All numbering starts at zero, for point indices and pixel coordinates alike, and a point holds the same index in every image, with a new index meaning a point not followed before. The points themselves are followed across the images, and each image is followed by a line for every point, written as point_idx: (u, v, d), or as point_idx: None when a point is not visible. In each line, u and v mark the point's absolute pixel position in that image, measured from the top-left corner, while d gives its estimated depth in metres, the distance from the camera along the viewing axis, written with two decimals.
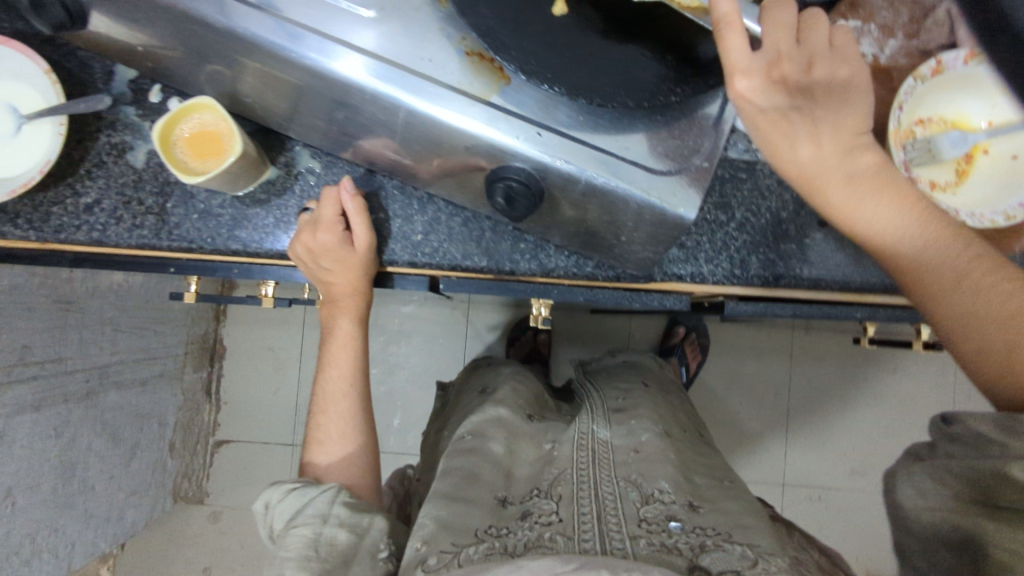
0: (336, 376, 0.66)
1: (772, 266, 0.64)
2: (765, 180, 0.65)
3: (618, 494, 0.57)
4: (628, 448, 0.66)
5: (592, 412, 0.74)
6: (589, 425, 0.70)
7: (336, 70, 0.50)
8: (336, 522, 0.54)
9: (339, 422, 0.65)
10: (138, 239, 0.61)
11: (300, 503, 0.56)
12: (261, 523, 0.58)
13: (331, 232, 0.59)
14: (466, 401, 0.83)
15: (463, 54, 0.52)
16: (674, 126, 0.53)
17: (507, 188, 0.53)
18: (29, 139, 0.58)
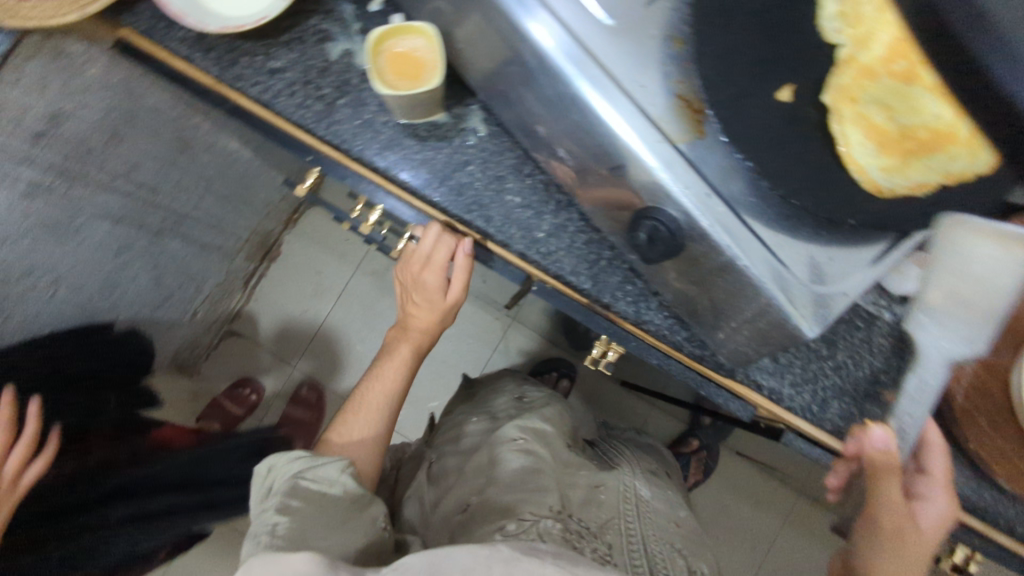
0: (378, 389, 0.75)
1: (848, 420, 0.63)
2: (879, 339, 0.64)
3: (665, 558, 0.67)
4: (661, 517, 0.74)
5: (636, 468, 0.82)
6: (633, 482, 0.77)
7: (529, 31, 0.51)
8: (343, 488, 0.60)
9: (366, 421, 0.73)
10: (299, 119, 0.64)
11: (307, 467, 0.60)
12: (259, 482, 0.61)
13: (435, 274, 0.68)
14: (502, 402, 0.87)
15: (674, 95, 0.51)
16: (834, 246, 0.53)
17: (653, 228, 0.54)
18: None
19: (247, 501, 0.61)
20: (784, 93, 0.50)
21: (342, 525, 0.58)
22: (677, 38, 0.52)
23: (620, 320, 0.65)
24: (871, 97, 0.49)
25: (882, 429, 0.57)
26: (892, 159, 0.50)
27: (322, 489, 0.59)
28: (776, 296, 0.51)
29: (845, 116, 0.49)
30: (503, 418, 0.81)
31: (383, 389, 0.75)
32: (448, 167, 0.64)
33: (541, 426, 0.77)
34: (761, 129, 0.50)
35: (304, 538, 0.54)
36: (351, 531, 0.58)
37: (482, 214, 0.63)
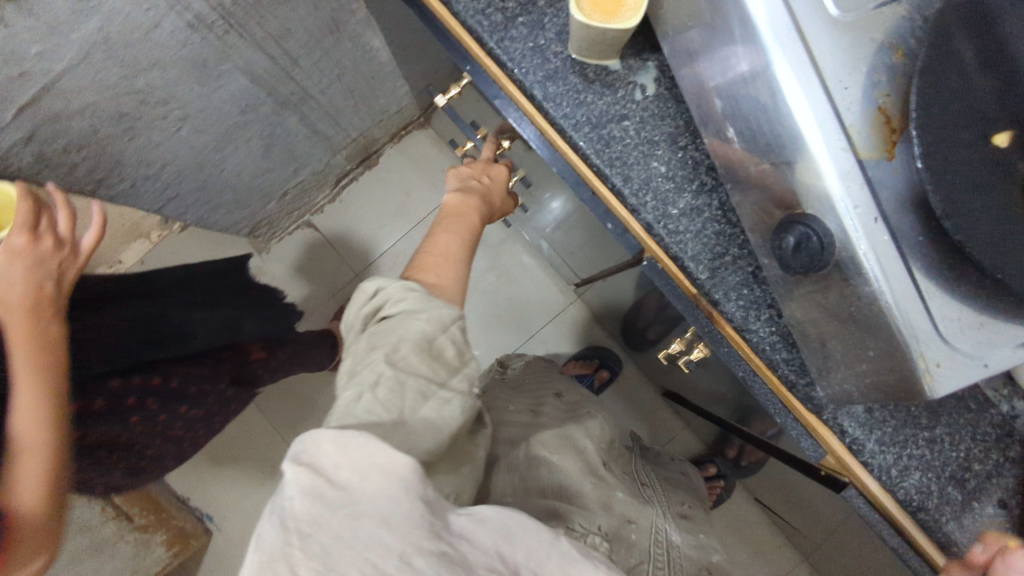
0: (451, 242, 0.67)
1: (924, 497, 0.59)
2: (985, 428, 0.60)
3: None
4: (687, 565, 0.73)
5: (667, 507, 0.81)
6: (665, 523, 0.76)
7: None
8: (450, 338, 0.54)
9: (441, 263, 0.64)
10: (474, 24, 0.62)
11: (416, 307, 0.55)
12: (365, 300, 0.58)
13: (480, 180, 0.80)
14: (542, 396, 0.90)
15: (875, 107, 0.49)
16: (987, 312, 0.49)
17: (802, 236, 0.51)
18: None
19: (354, 321, 0.59)
20: (1000, 138, 0.47)
21: (441, 388, 0.50)
22: (900, 48, 0.50)
23: (722, 322, 0.63)
24: None
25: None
26: None
27: (433, 330, 0.53)
28: (912, 347, 0.49)
29: None
30: (547, 418, 0.81)
31: (460, 242, 0.68)
32: (605, 116, 0.62)
33: (580, 440, 0.77)
34: (961, 164, 0.46)
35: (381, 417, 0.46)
36: (452, 395, 0.50)
37: (623, 172, 0.61)
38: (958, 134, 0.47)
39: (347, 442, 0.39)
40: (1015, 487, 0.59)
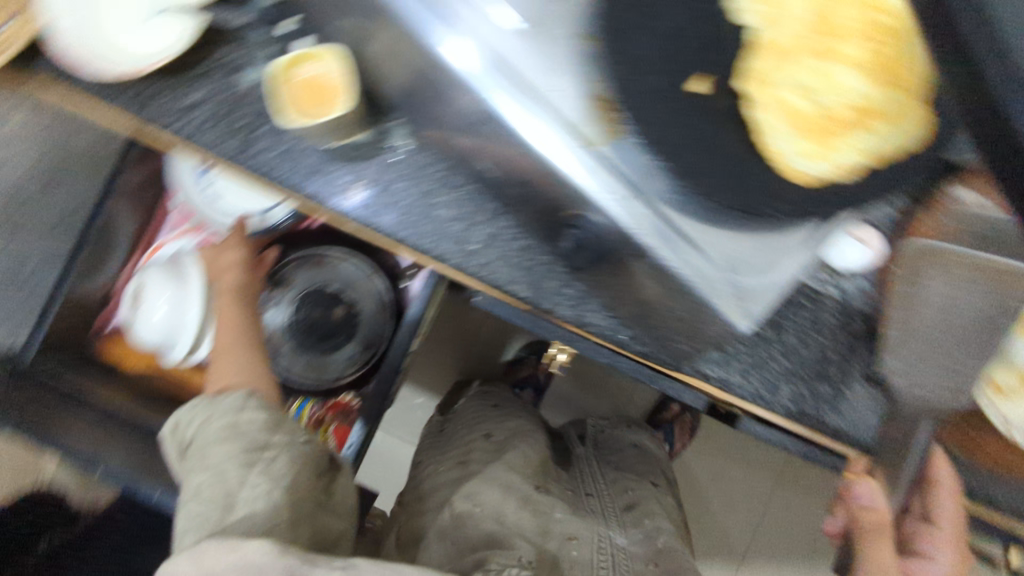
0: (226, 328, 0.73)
1: (801, 401, 0.63)
2: (828, 317, 0.63)
3: None
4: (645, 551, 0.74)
5: (608, 511, 0.81)
6: (608, 530, 0.76)
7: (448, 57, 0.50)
8: (252, 408, 0.62)
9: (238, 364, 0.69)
10: (222, 152, 0.61)
11: (202, 413, 0.63)
12: (170, 440, 0.65)
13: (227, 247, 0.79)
14: (470, 439, 0.89)
15: (587, 96, 0.49)
16: (759, 236, 0.51)
17: (577, 235, 0.55)
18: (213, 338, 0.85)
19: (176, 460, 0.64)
20: (699, 85, 0.49)
21: (265, 452, 0.58)
22: (588, 35, 0.49)
23: (565, 323, 0.64)
24: (788, 77, 0.48)
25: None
26: (812, 145, 0.48)
27: (228, 417, 0.61)
28: (709, 296, 0.52)
29: (765, 93, 0.48)
30: (474, 460, 0.82)
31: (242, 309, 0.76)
32: (378, 185, 0.62)
33: (502, 474, 0.76)
34: (681, 121, 0.49)
35: (278, 422, 0.62)
36: (274, 452, 0.58)
37: (416, 230, 0.63)
38: (665, 94, 0.49)
39: (201, 557, 0.46)
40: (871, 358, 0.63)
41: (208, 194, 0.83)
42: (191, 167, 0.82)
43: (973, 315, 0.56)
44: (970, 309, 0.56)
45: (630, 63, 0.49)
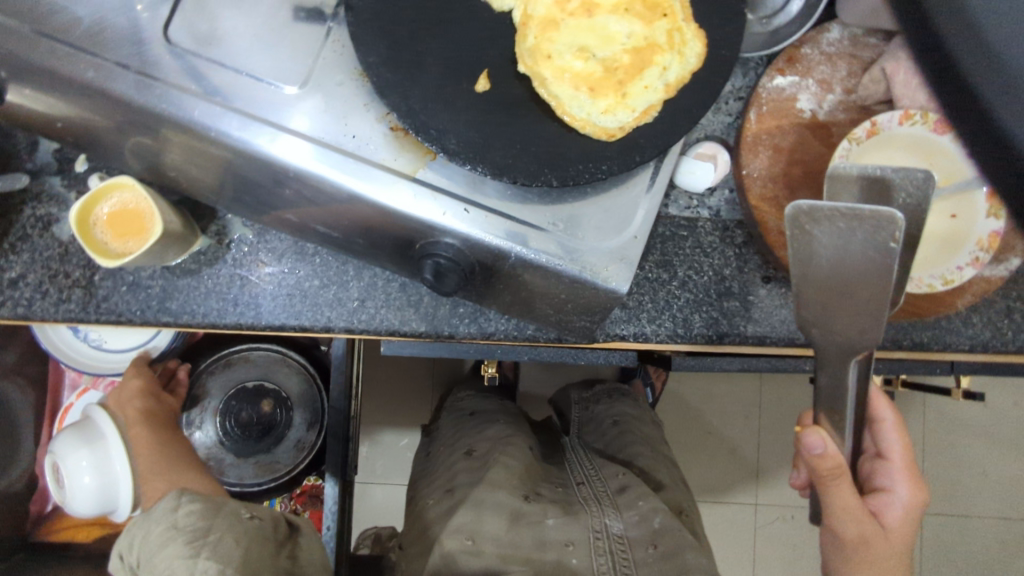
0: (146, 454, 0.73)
1: (715, 325, 0.64)
2: (707, 238, 0.64)
3: None
4: (646, 541, 0.73)
5: (599, 497, 0.80)
6: (603, 519, 0.75)
7: (276, 153, 0.49)
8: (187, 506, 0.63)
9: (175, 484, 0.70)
10: (65, 315, 0.59)
11: (139, 527, 0.64)
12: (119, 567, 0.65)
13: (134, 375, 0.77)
14: (451, 465, 0.88)
15: (387, 130, 0.51)
16: (604, 197, 0.52)
17: (436, 265, 0.51)
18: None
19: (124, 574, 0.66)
20: (480, 84, 0.49)
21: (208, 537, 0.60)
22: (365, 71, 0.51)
23: (473, 340, 0.64)
24: (563, 43, 0.49)
25: (815, 433, 0.50)
26: (609, 99, 0.48)
27: (166, 521, 0.62)
28: (575, 271, 0.50)
29: (547, 66, 0.48)
30: (461, 485, 0.81)
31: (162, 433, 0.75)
32: (235, 284, 0.61)
33: (484, 493, 0.75)
34: (476, 123, 0.48)
35: (214, 509, 0.64)
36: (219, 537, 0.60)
37: (291, 312, 0.61)
38: (444, 107, 0.48)
39: None
40: (762, 261, 0.64)
41: (89, 342, 0.79)
42: (57, 328, 0.78)
43: (864, 271, 0.47)
44: (863, 254, 0.46)
45: (401, 90, 0.48)
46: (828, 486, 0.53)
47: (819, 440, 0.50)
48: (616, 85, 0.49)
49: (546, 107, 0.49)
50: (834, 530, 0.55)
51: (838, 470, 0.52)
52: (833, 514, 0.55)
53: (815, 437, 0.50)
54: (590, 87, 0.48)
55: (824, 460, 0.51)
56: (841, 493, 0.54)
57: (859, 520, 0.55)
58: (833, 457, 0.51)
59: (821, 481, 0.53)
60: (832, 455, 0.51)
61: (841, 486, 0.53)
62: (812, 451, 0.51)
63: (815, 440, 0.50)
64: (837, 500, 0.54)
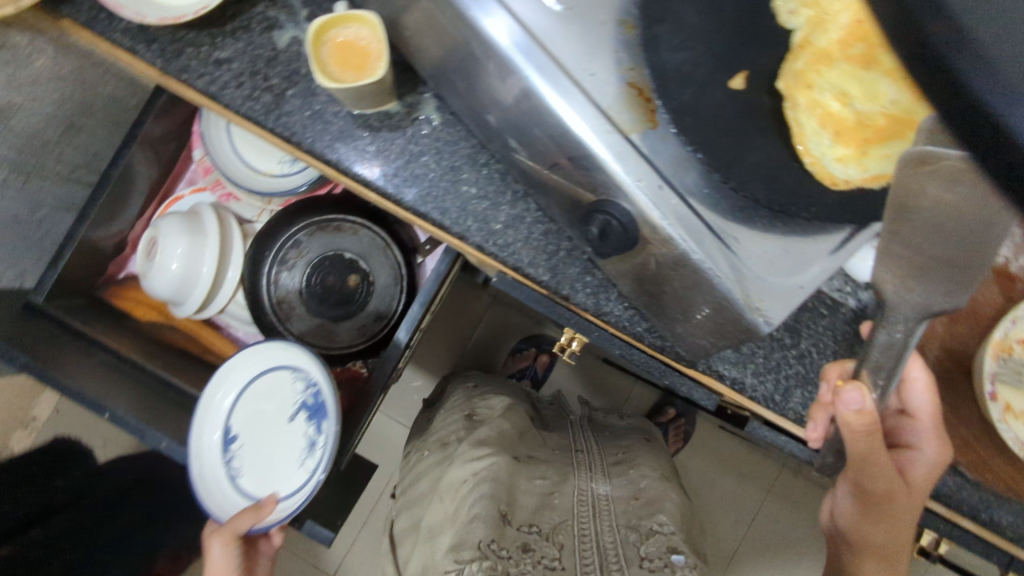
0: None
1: (812, 408, 0.62)
2: (844, 326, 0.63)
3: (618, 545, 0.65)
4: (629, 496, 0.76)
5: (598, 463, 0.82)
6: (591, 483, 0.76)
7: (485, 27, 0.48)
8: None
9: None
10: (248, 111, 0.61)
11: None
12: None
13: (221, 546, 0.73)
14: (452, 424, 0.86)
15: (623, 83, 0.49)
16: (789, 235, 0.51)
17: (605, 223, 0.51)
18: (221, 299, 0.92)
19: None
20: (737, 80, 0.48)
21: None
22: (628, 22, 0.50)
23: (583, 311, 0.64)
24: (829, 81, 0.48)
25: (855, 388, 0.52)
26: (849, 150, 0.48)
27: None
28: (731, 291, 0.50)
29: (806, 96, 0.48)
30: (453, 440, 0.81)
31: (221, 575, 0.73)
32: (402, 158, 0.62)
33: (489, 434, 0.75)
34: (713, 114, 0.49)
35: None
36: None
37: (437, 205, 0.62)
38: (692, 90, 0.48)
39: None
40: None
41: (229, 470, 0.81)
42: (210, 449, 0.81)
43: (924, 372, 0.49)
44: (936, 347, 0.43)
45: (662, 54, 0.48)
46: (861, 446, 0.56)
47: (857, 396, 0.52)
48: (862, 139, 0.49)
49: (784, 131, 0.49)
50: (864, 484, 0.60)
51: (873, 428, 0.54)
52: (863, 466, 0.58)
53: (857, 392, 0.52)
54: (836, 131, 0.48)
55: (859, 418, 0.53)
56: (877, 451, 0.56)
57: (889, 472, 0.58)
58: (872, 416, 0.52)
59: (856, 439, 0.55)
60: (869, 411, 0.52)
61: (877, 445, 0.55)
62: (848, 406, 0.52)
63: (855, 395, 0.52)
64: (870, 457, 0.57)
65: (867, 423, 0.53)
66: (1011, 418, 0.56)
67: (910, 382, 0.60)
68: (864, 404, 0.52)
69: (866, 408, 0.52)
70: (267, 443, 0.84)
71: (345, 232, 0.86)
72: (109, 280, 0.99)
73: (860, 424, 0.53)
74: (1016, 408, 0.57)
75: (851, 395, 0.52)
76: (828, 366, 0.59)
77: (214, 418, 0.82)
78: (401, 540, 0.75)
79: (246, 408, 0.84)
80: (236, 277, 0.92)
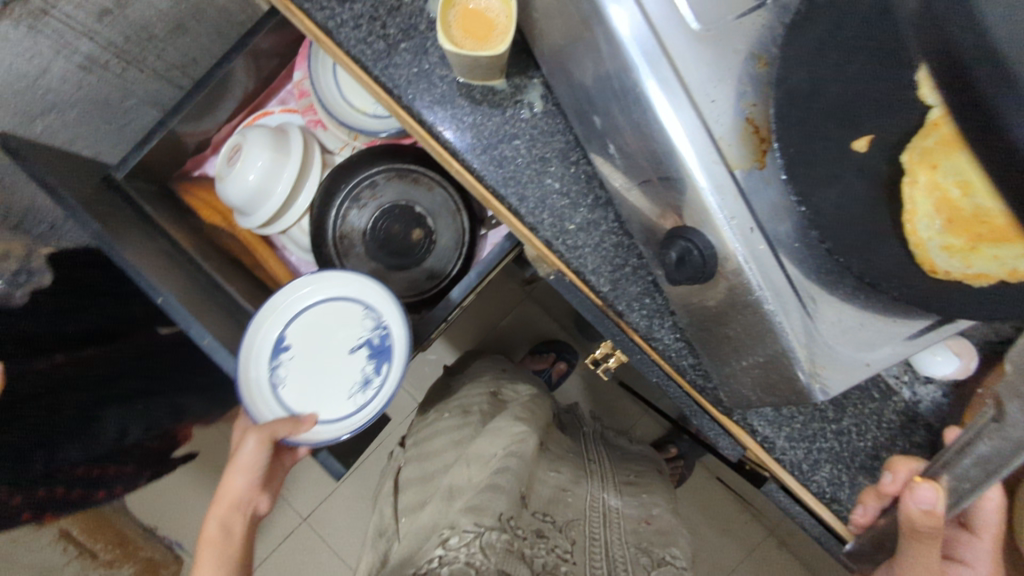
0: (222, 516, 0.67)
1: (836, 488, 0.61)
2: (890, 413, 0.61)
3: (628, 558, 0.64)
4: (642, 516, 0.75)
5: (610, 479, 0.82)
6: (603, 492, 0.76)
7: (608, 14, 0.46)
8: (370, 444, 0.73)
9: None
10: (358, 54, 0.61)
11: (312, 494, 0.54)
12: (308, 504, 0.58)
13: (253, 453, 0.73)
14: (476, 396, 0.87)
15: (742, 117, 0.49)
16: (872, 308, 0.50)
17: (685, 250, 0.50)
18: (287, 218, 1.04)
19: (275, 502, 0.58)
20: (861, 143, 0.47)
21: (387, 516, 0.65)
22: (762, 57, 0.49)
23: (631, 332, 0.63)
24: (954, 165, 0.44)
25: (930, 486, 0.46)
26: (957, 241, 0.46)
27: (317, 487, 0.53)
28: (795, 350, 0.48)
29: (925, 176, 0.45)
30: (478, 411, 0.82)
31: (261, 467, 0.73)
32: (495, 136, 0.62)
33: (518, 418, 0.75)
34: (826, 169, 0.47)
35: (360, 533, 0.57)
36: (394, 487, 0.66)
37: (517, 191, 0.61)
38: (813, 143, 0.47)
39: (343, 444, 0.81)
40: None
41: (274, 377, 0.89)
42: (259, 355, 0.89)
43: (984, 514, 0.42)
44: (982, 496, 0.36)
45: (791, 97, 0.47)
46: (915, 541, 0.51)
47: (927, 494, 0.47)
48: (963, 233, 0.46)
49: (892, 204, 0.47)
50: None
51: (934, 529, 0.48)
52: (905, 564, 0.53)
53: (927, 488, 0.46)
54: (946, 219, 0.45)
55: (921, 512, 0.48)
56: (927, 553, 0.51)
57: None
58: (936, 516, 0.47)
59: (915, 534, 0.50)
60: (935, 512, 0.47)
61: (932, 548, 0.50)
62: (913, 499, 0.47)
63: (924, 490, 0.47)
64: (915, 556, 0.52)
65: (929, 521, 0.48)
66: None
67: (983, 503, 0.55)
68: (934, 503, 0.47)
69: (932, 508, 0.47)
70: (310, 362, 0.91)
71: (416, 189, 1.00)
72: (182, 176, 1.15)
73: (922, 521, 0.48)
74: None
75: (921, 490, 0.47)
76: (897, 458, 0.54)
77: (269, 327, 0.90)
78: (404, 489, 0.76)
79: (301, 323, 0.91)
80: (305, 204, 1.03)
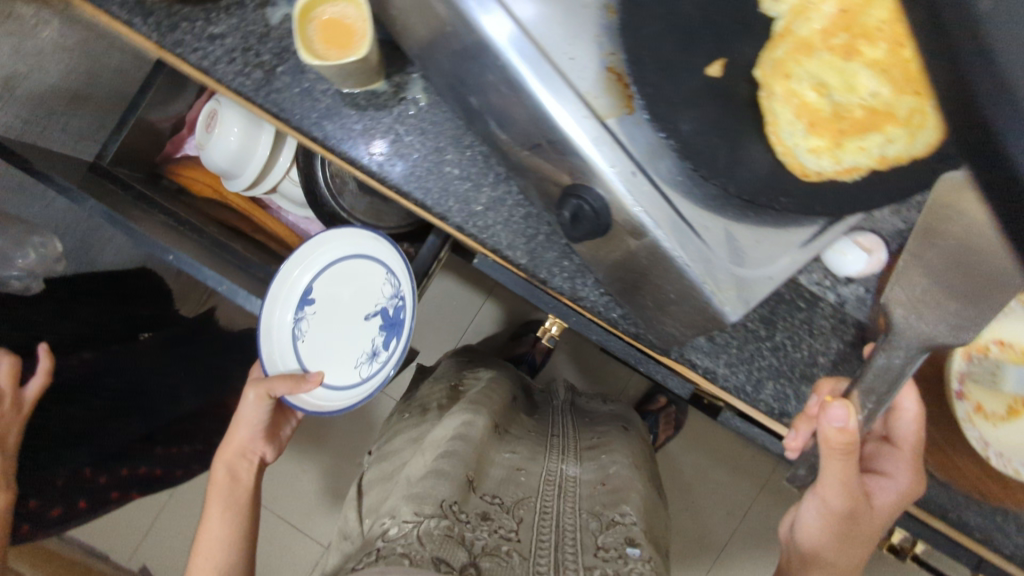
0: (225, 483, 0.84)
1: (782, 401, 0.63)
2: (821, 319, 0.63)
3: (580, 525, 0.65)
4: (595, 479, 0.76)
5: (569, 448, 0.85)
6: (560, 463, 0.79)
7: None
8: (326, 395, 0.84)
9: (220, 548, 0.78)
10: (238, 87, 0.62)
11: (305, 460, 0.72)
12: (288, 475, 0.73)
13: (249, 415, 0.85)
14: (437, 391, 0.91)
15: (604, 67, 0.49)
16: (762, 222, 0.52)
17: (578, 206, 0.51)
18: (272, 175, 0.99)
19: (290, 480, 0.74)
20: (713, 68, 0.48)
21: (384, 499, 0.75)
22: (609, 5, 0.50)
23: (559, 295, 0.65)
24: (807, 71, 0.48)
25: (841, 406, 0.54)
26: (822, 141, 0.49)
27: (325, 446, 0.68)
28: (700, 282, 0.50)
29: (782, 88, 0.48)
30: (435, 408, 0.85)
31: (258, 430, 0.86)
32: (388, 137, 0.63)
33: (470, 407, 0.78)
34: (688, 101, 0.48)
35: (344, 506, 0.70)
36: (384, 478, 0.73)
37: (420, 184, 0.63)
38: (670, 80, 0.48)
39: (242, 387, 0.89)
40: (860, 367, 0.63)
41: (294, 332, 0.86)
42: (283, 303, 0.86)
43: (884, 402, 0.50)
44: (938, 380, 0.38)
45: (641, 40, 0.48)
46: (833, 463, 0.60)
47: (838, 415, 0.55)
48: (842, 126, 0.49)
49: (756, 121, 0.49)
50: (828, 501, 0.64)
51: (850, 446, 0.57)
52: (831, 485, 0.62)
53: (841, 413, 0.54)
54: (811, 121, 0.49)
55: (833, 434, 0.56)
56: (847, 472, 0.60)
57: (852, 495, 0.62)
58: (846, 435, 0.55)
59: (832, 453, 0.58)
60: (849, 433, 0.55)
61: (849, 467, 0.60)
62: (829, 424, 0.55)
63: (838, 413, 0.54)
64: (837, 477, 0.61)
65: (841, 440, 0.56)
66: (977, 417, 0.59)
67: (899, 411, 0.62)
68: (846, 424, 0.55)
69: (846, 429, 0.55)
70: (330, 322, 0.89)
71: None
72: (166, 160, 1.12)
73: (836, 440, 0.56)
74: (986, 409, 0.59)
75: (835, 415, 0.55)
76: (820, 381, 0.60)
77: (291, 284, 0.86)
78: (369, 490, 0.79)
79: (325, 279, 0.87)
80: (287, 161, 0.98)
